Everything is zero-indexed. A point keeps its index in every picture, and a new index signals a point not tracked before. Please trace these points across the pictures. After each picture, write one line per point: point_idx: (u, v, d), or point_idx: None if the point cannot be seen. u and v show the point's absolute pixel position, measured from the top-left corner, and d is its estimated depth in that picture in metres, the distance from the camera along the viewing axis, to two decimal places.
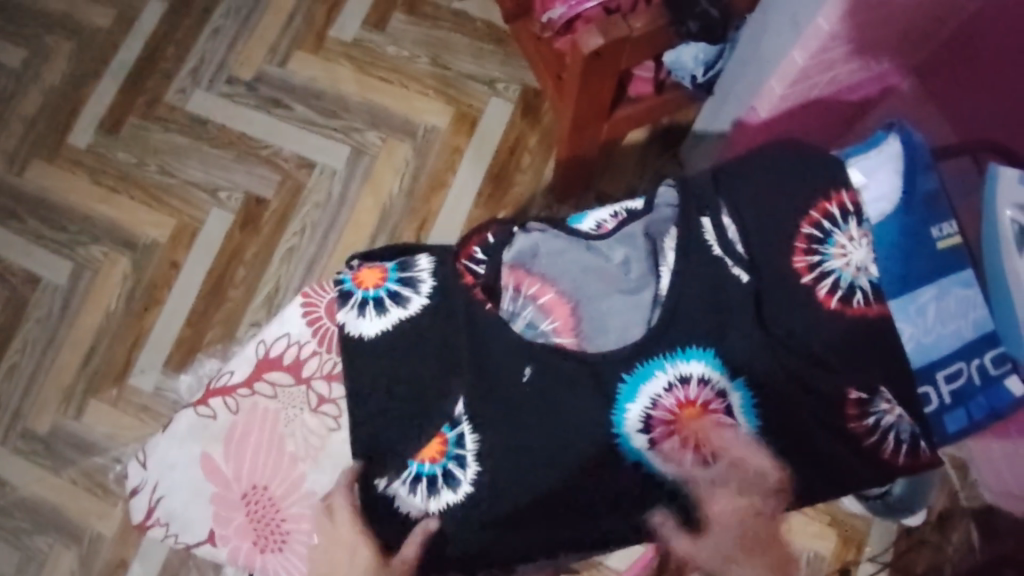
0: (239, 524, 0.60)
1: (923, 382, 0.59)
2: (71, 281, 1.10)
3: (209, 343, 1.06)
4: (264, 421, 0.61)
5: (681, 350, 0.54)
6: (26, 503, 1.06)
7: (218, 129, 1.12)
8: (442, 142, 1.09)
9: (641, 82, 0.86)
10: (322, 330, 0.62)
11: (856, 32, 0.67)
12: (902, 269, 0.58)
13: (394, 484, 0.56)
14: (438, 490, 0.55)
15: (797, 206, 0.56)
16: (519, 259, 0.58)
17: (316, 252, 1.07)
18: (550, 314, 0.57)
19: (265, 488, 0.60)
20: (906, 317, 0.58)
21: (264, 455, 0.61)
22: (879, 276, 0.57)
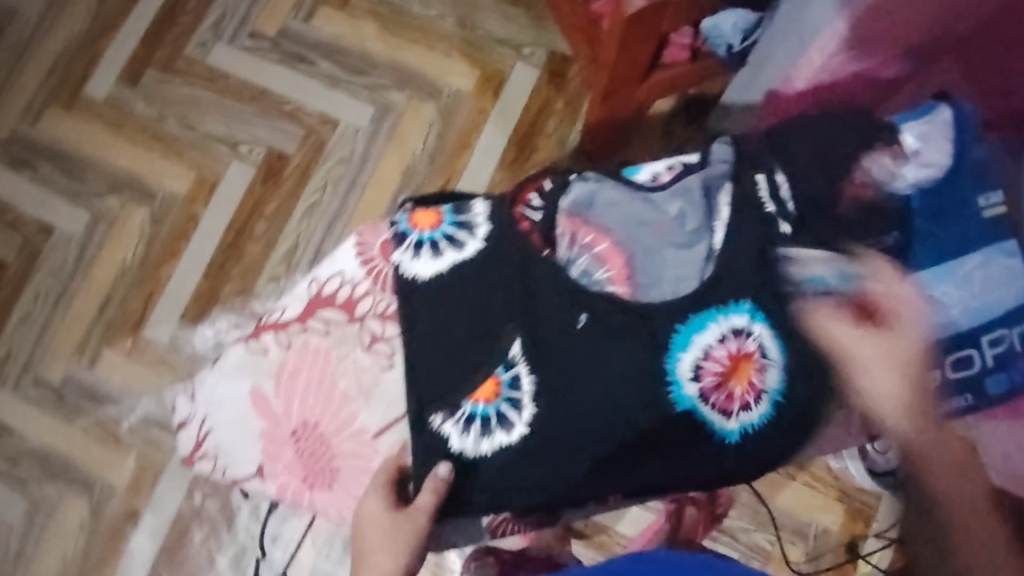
0: (288, 460, 0.63)
1: (963, 346, 0.59)
2: (86, 231, 1.09)
3: (228, 296, 1.06)
4: (316, 358, 0.62)
5: (733, 303, 0.58)
6: (37, 451, 1.06)
7: (240, 84, 1.11)
8: (467, 103, 1.08)
9: (678, 49, 0.84)
10: (378, 270, 0.64)
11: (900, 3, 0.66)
12: (945, 233, 0.60)
13: (446, 422, 0.59)
14: (491, 432, 0.58)
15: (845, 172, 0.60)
16: (576, 207, 0.62)
17: (338, 209, 1.07)
18: (605, 264, 0.61)
19: (315, 425, 0.62)
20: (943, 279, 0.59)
21: (315, 394, 0.62)
22: (924, 237, 0.60)
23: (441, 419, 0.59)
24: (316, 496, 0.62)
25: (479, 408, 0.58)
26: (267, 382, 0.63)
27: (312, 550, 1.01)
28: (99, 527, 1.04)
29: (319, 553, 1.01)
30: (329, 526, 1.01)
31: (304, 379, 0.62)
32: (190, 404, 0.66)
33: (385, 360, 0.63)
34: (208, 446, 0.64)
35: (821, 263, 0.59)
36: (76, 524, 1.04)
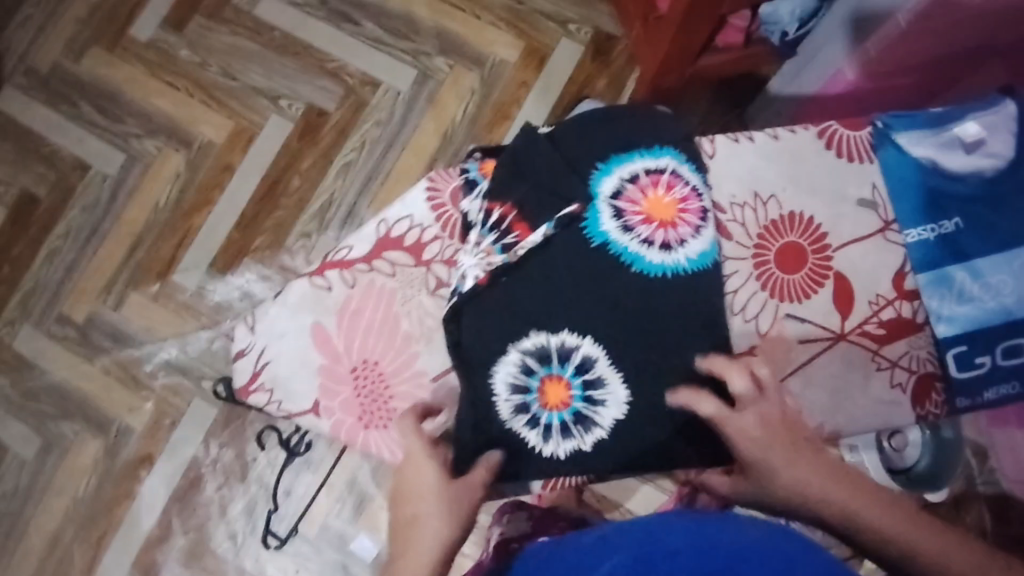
0: (347, 397, 0.62)
1: (982, 352, 0.59)
2: (121, 173, 1.09)
3: (258, 248, 1.06)
4: (380, 298, 0.63)
5: (786, 250, 0.61)
6: (57, 388, 1.06)
7: (284, 37, 1.11)
8: (509, 75, 1.08)
9: (733, 31, 0.84)
10: (446, 216, 0.65)
11: (952, 15, 0.67)
12: (977, 229, 0.59)
13: (510, 350, 0.59)
14: (545, 367, 0.59)
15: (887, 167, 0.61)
16: (652, 162, 0.61)
17: (374, 169, 1.07)
18: (650, 225, 0.60)
19: (376, 364, 0.62)
20: (979, 276, 0.59)
21: (376, 334, 0.63)
22: (960, 230, 0.59)
23: (501, 362, 0.59)
24: (372, 437, 0.62)
25: (542, 369, 0.59)
26: (330, 319, 0.63)
27: (325, 505, 1.02)
28: (114, 467, 1.05)
29: (332, 509, 1.02)
30: (343, 482, 1.02)
31: (367, 319, 0.62)
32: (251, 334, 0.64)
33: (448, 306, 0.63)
34: (268, 379, 0.63)
35: (866, 251, 0.61)
36: (91, 462, 1.05)
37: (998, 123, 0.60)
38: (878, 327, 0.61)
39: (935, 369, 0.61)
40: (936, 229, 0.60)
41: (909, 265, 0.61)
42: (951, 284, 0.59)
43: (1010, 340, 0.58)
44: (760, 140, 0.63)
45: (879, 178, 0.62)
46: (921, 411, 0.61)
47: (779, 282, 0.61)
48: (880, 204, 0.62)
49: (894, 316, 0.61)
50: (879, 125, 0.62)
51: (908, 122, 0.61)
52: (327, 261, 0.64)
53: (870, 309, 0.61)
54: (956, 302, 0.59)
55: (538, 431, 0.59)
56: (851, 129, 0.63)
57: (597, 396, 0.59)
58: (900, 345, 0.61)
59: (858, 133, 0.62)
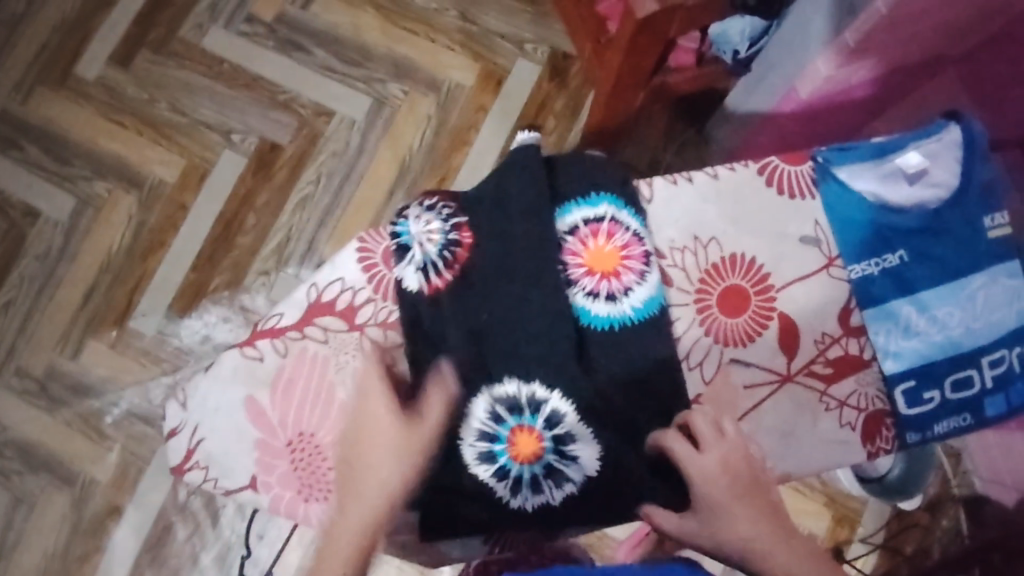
0: (284, 472, 0.59)
1: (931, 386, 0.58)
2: (73, 218, 1.06)
3: (216, 289, 1.04)
4: (315, 366, 0.60)
5: (728, 293, 0.60)
6: (17, 443, 1.03)
7: (234, 70, 1.08)
8: (466, 99, 1.06)
9: (682, 53, 0.87)
10: (378, 276, 0.61)
11: (909, 23, 0.64)
12: (921, 262, 0.58)
13: (476, 401, 0.57)
14: (507, 420, 0.57)
15: (828, 203, 0.60)
16: (590, 212, 0.60)
17: (332, 202, 1.04)
18: (594, 272, 0.59)
19: (313, 436, 0.60)
20: (923, 310, 0.58)
21: (311, 404, 0.60)
22: (902, 264, 0.59)
23: (467, 409, 0.57)
24: (313, 511, 0.59)
25: (512, 419, 0.57)
26: (263, 392, 0.60)
27: (298, 550, 1.00)
28: (80, 522, 1.02)
29: (305, 553, 1.00)
30: None
31: (301, 389, 0.60)
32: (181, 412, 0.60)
33: None
34: (201, 457, 0.60)
35: (809, 292, 0.60)
36: (56, 518, 1.02)
37: (942, 151, 0.59)
38: (826, 366, 0.59)
39: (885, 406, 0.59)
40: (880, 263, 0.59)
41: (854, 300, 0.59)
42: (897, 320, 0.59)
43: (958, 374, 0.58)
44: (698, 181, 0.61)
45: (822, 216, 0.61)
46: (871, 448, 0.60)
47: (724, 328, 0.60)
48: (823, 240, 0.60)
49: (840, 354, 0.59)
50: (821, 159, 0.60)
51: (848, 157, 0.60)
52: (255, 331, 0.61)
53: (817, 347, 0.59)
54: (901, 336, 0.58)
55: (506, 485, 0.58)
56: (791, 164, 0.61)
57: (567, 450, 0.57)
58: (849, 383, 0.59)
59: (799, 168, 0.61)
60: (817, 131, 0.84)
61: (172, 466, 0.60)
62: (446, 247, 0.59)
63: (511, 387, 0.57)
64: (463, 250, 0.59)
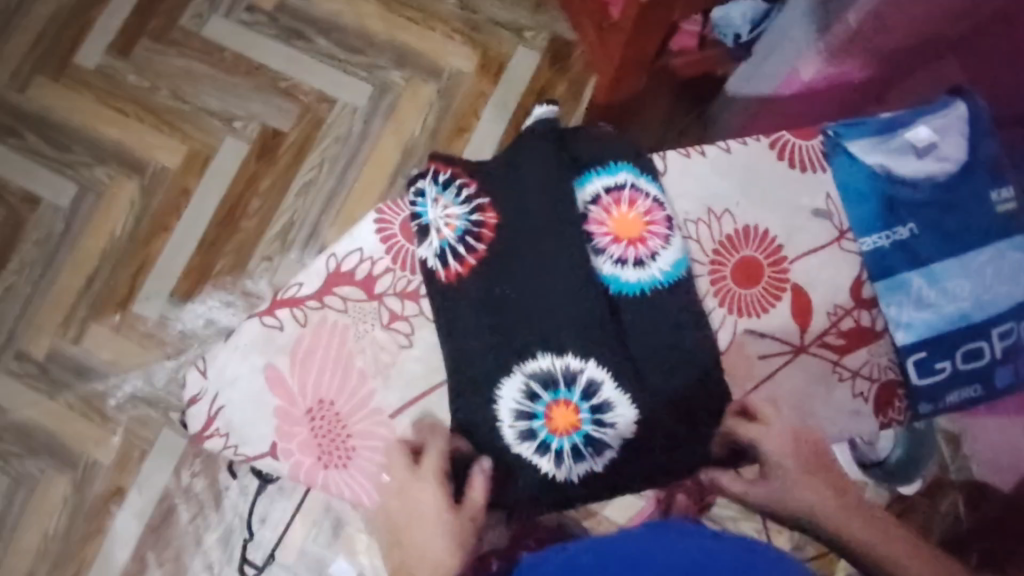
0: (303, 439, 0.60)
1: (942, 357, 0.60)
2: (74, 203, 1.07)
3: (219, 273, 1.04)
4: (333, 335, 0.61)
5: (749, 259, 0.61)
6: (19, 426, 1.03)
7: (236, 57, 1.09)
8: (467, 86, 1.07)
9: (687, 37, 0.87)
10: (396, 247, 0.62)
11: (910, 3, 0.67)
12: (932, 234, 0.60)
13: (514, 375, 0.59)
14: (545, 391, 0.59)
15: (840, 177, 0.61)
16: (610, 180, 0.62)
17: (335, 187, 1.05)
18: (621, 240, 0.61)
19: (332, 404, 0.61)
20: (934, 282, 0.59)
21: (331, 372, 0.61)
22: (914, 237, 0.60)
23: (505, 385, 0.59)
24: (333, 478, 0.60)
25: (548, 394, 0.59)
26: (282, 360, 0.61)
27: (302, 531, 1.01)
28: (83, 505, 1.02)
29: (310, 533, 1.01)
30: (319, 505, 1.01)
31: (321, 357, 0.61)
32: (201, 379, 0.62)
33: (404, 338, 0.62)
34: (222, 425, 0.61)
35: (822, 265, 0.61)
36: (59, 501, 1.02)
37: (948, 127, 0.60)
38: (839, 338, 0.61)
39: (896, 376, 0.61)
40: (891, 236, 0.60)
41: (865, 273, 0.61)
42: (909, 291, 0.60)
43: (970, 345, 0.60)
44: (711, 154, 0.62)
45: (834, 189, 0.62)
46: (884, 419, 0.62)
47: (745, 294, 0.61)
48: (834, 213, 0.61)
49: (852, 326, 0.61)
50: (832, 133, 0.61)
51: (858, 133, 0.61)
52: (274, 301, 0.61)
53: (830, 319, 0.61)
54: (914, 308, 0.59)
55: (549, 457, 0.60)
56: (802, 139, 0.62)
57: (605, 419, 0.59)
58: (861, 354, 0.61)
59: (809, 143, 0.62)
60: (820, 113, 0.85)
61: (191, 431, 0.61)
62: (469, 230, 0.60)
63: (549, 360, 0.59)
64: (489, 230, 0.60)
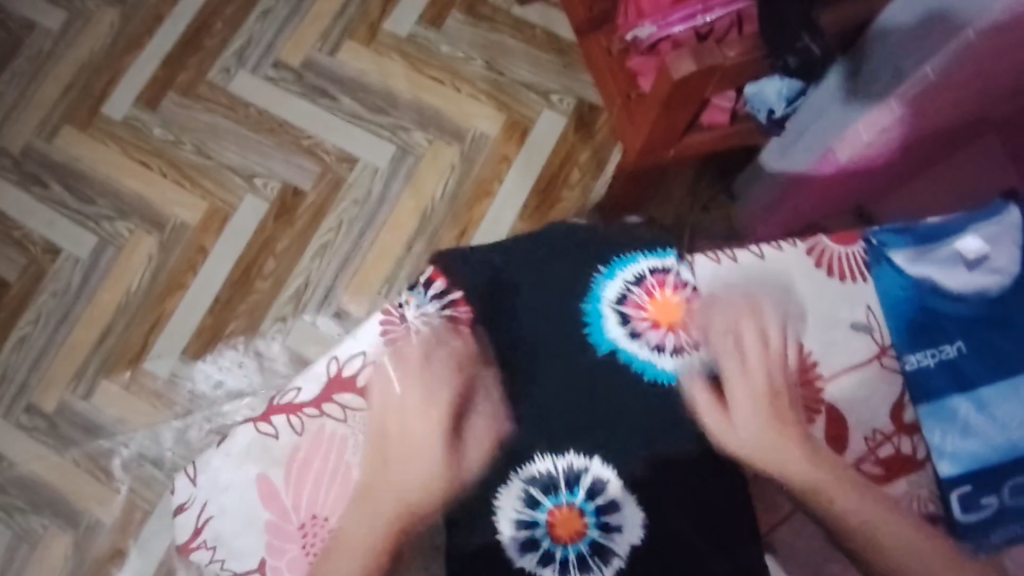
0: (295, 556, 0.54)
1: (987, 494, 0.51)
2: (93, 256, 1.06)
3: (232, 333, 1.02)
4: (333, 444, 0.55)
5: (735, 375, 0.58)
6: (24, 481, 1.01)
7: (260, 113, 1.09)
8: (490, 149, 1.06)
9: (717, 111, 0.83)
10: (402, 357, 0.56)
11: (959, 83, 0.64)
12: (978, 353, 0.53)
13: (510, 480, 0.56)
14: (545, 492, 0.56)
15: (880, 285, 0.56)
16: (656, 262, 0.61)
17: (351, 249, 1.03)
18: (654, 329, 0.59)
19: (328, 519, 0.54)
20: (982, 408, 0.53)
21: (331, 484, 0.54)
22: (957, 354, 0.54)
23: (501, 494, 0.56)
24: None
25: (549, 498, 0.56)
26: (278, 469, 0.55)
27: None
28: (82, 566, 0.99)
29: None
30: None
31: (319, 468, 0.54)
32: (190, 487, 0.55)
33: None
34: (210, 537, 0.54)
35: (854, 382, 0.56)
36: (58, 561, 1.00)
37: (1002, 235, 0.54)
38: (875, 466, 0.55)
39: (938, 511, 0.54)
40: (936, 354, 0.54)
41: (905, 395, 0.55)
42: (954, 419, 0.53)
43: (1018, 481, 0.51)
44: (744, 260, 0.58)
45: (873, 300, 0.56)
46: None
47: None
48: (874, 326, 0.56)
49: (891, 453, 0.55)
50: (873, 240, 0.57)
51: (894, 241, 0.56)
52: (273, 403, 0.56)
53: (867, 445, 0.55)
54: (956, 438, 0.52)
55: (552, 571, 0.55)
56: (841, 243, 0.57)
57: (614, 523, 0.56)
58: (900, 484, 0.54)
59: (849, 249, 0.57)
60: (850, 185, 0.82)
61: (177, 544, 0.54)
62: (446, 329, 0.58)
63: (550, 457, 0.57)
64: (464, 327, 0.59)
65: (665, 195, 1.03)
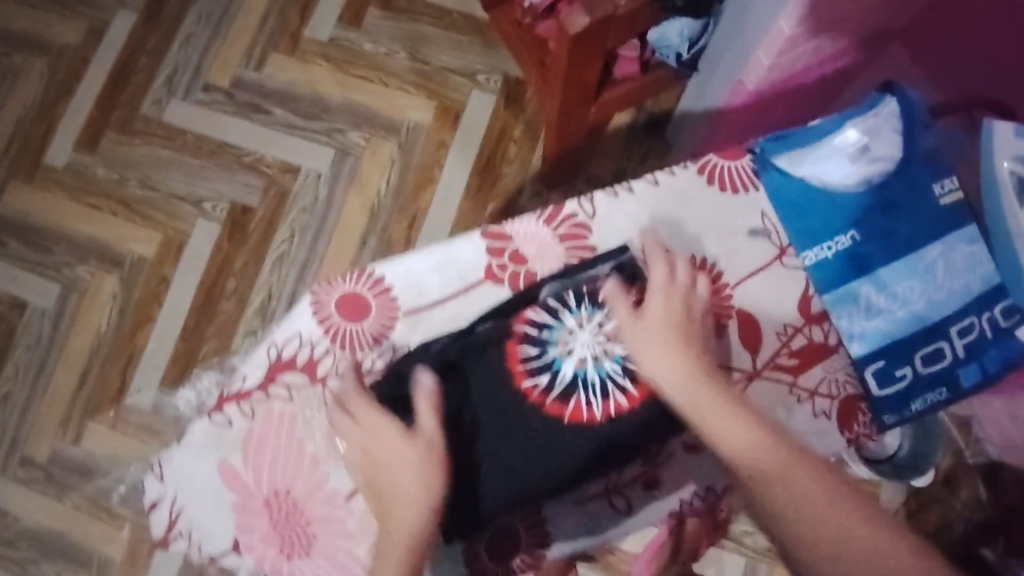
0: (264, 532, 0.57)
1: (899, 364, 0.58)
2: (59, 304, 1.08)
3: (206, 355, 1.05)
4: (282, 423, 0.58)
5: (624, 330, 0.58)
6: (30, 533, 1.04)
7: (198, 139, 1.11)
8: (426, 137, 1.08)
9: (626, 62, 0.86)
10: (336, 328, 0.59)
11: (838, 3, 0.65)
12: (876, 239, 0.58)
13: None
14: None
15: (777, 192, 0.60)
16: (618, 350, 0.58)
17: (308, 255, 1.06)
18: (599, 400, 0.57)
19: (288, 493, 0.57)
20: (882, 288, 0.58)
21: (287, 461, 0.57)
22: (852, 241, 0.58)
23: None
24: (298, 568, 0.56)
25: None
26: (236, 455, 0.58)
27: None
28: None
29: None
30: None
31: (273, 447, 0.57)
32: (160, 483, 0.58)
33: None
34: (184, 526, 0.57)
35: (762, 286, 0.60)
36: None
37: (880, 124, 0.59)
38: (791, 357, 0.59)
39: (858, 390, 0.59)
40: (832, 246, 0.59)
41: (812, 287, 0.59)
42: (857, 301, 0.58)
43: (925, 350, 0.58)
44: (639, 190, 0.61)
45: (769, 206, 0.60)
46: (851, 435, 0.59)
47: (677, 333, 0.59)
48: (772, 231, 0.60)
49: (805, 343, 0.59)
50: (758, 150, 0.60)
51: (777, 151, 0.60)
52: (221, 395, 0.58)
53: (780, 340, 0.59)
54: (863, 319, 0.58)
55: None
56: (731, 159, 0.61)
57: None
58: (818, 371, 0.59)
59: (737, 163, 0.61)
60: (769, 117, 0.85)
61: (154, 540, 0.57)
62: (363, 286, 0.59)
63: None
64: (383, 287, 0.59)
65: (594, 152, 1.05)
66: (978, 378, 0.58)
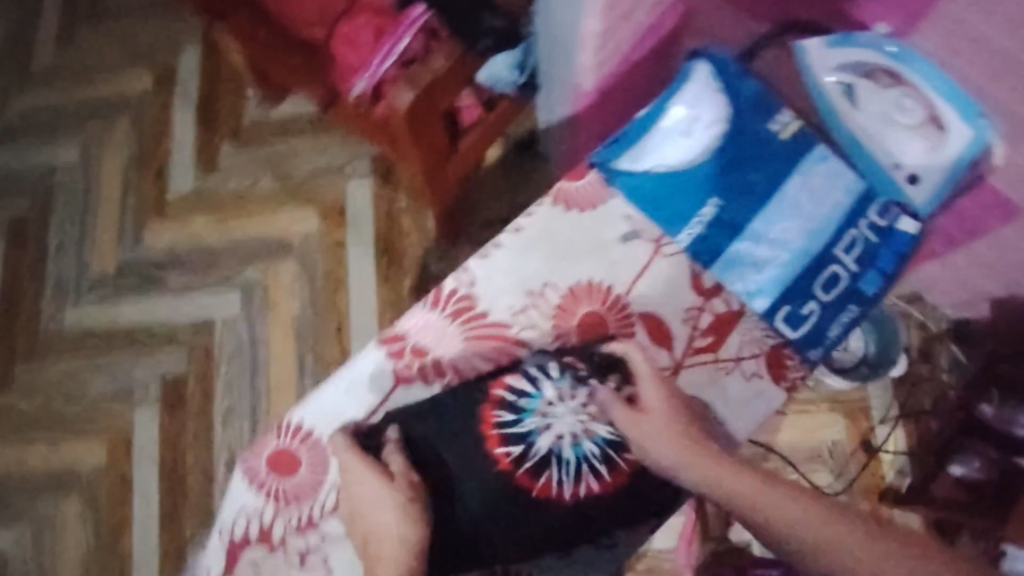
0: None
1: (801, 302, 0.61)
2: (30, 547, 1.04)
3: (193, 537, 1.02)
4: None
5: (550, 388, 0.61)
6: None
7: (105, 331, 1.09)
8: (320, 244, 1.08)
9: (469, 109, 0.88)
10: (277, 489, 0.60)
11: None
12: (735, 199, 0.62)
13: None
14: None
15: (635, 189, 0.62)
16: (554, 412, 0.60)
17: (254, 400, 1.04)
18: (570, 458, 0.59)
19: None
20: (758, 240, 0.62)
21: None
22: (716, 210, 0.62)
23: None
24: None
25: None
26: None
27: None
28: None
29: None
30: None
31: None
32: None
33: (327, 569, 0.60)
34: None
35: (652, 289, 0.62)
36: None
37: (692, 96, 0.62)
38: (705, 337, 0.62)
39: (777, 342, 0.62)
40: (700, 221, 0.62)
41: (697, 266, 0.62)
42: (743, 260, 0.62)
43: (819, 279, 0.61)
44: (507, 243, 0.63)
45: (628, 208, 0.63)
46: (789, 382, 0.62)
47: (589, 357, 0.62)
48: (641, 230, 0.63)
49: (711, 318, 0.62)
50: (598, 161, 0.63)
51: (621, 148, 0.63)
52: None
53: (688, 325, 0.62)
54: (755, 273, 0.61)
55: None
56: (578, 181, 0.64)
57: None
58: (733, 339, 0.62)
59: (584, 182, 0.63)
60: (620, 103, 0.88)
61: None
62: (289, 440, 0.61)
63: None
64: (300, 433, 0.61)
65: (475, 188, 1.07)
66: (883, 279, 0.62)
